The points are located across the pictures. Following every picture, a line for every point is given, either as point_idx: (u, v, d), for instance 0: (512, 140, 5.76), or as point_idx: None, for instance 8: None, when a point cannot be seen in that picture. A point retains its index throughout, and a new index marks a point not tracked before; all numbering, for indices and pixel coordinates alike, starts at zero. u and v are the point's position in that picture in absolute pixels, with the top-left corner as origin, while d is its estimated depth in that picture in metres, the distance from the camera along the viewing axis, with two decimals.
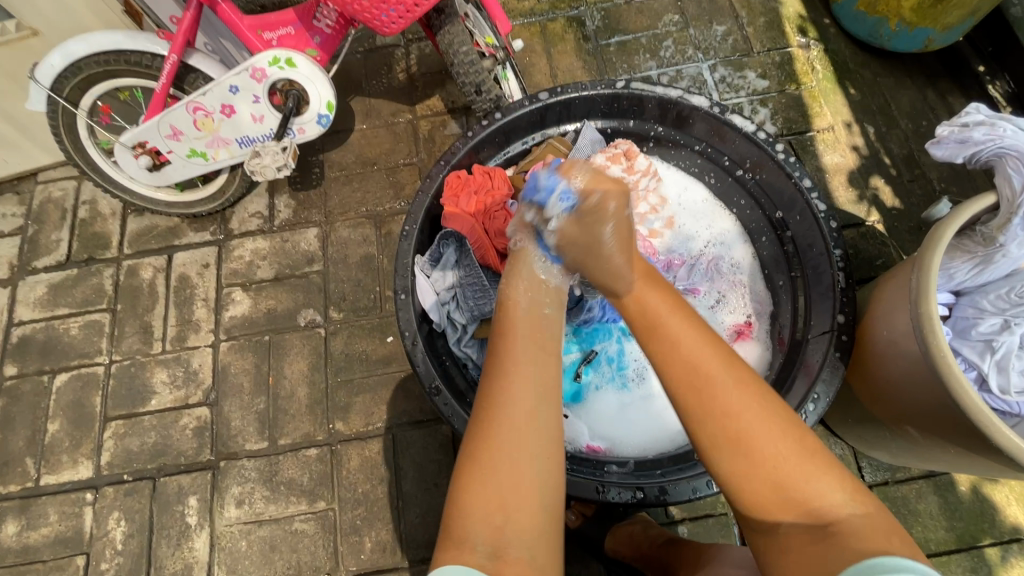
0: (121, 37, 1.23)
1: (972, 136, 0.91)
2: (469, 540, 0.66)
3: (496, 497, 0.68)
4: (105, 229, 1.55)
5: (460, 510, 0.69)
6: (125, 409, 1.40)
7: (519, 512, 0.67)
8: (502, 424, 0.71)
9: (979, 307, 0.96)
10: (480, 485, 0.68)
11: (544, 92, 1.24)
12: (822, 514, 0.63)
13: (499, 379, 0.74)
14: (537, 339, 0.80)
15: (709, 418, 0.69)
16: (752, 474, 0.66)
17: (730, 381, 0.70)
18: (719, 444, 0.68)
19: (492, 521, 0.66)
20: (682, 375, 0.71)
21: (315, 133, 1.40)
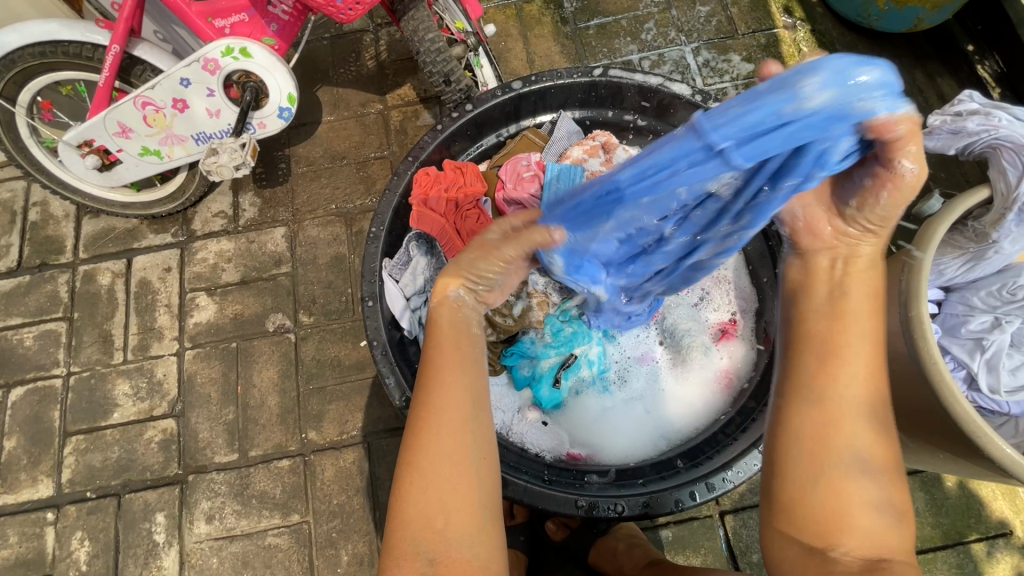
0: (56, 26, 1.14)
1: (967, 127, 0.86)
2: (412, 548, 0.61)
3: (432, 499, 0.62)
4: (58, 232, 1.46)
5: (396, 517, 0.63)
6: (86, 423, 1.33)
7: (460, 513, 0.62)
8: (432, 432, 0.64)
9: (969, 304, 0.93)
10: (416, 490, 0.63)
11: (517, 82, 1.17)
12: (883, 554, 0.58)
13: (431, 378, 0.68)
14: (463, 346, 0.71)
15: (836, 437, 0.62)
16: (841, 505, 0.59)
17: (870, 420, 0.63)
18: (835, 466, 0.61)
19: (430, 525, 0.61)
20: (833, 394, 0.64)
21: (277, 127, 1.32)
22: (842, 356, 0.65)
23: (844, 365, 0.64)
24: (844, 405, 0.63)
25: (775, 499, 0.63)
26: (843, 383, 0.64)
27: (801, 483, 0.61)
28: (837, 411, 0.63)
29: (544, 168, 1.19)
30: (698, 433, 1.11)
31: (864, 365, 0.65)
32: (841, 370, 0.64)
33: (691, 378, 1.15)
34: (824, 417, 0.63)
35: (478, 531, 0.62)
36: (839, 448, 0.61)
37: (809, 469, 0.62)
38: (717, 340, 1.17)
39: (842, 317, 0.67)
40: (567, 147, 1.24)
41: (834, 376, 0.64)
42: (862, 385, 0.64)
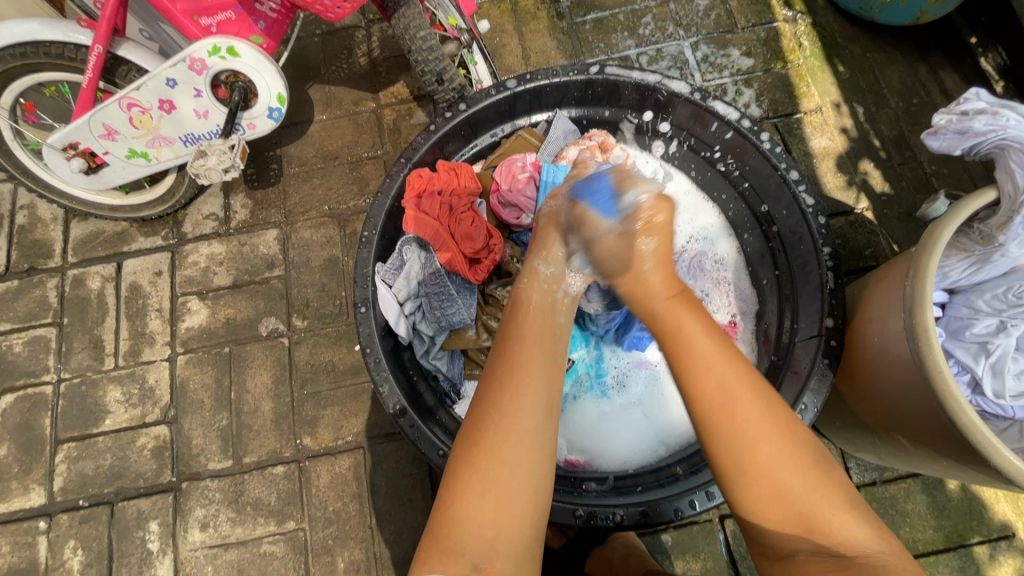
0: (37, 26, 1.11)
1: (973, 126, 0.84)
2: (455, 547, 0.60)
3: (487, 504, 0.61)
4: (46, 236, 1.44)
5: (445, 514, 0.62)
6: (78, 431, 1.31)
7: (511, 526, 0.61)
8: (502, 433, 0.64)
9: (974, 307, 0.90)
10: (471, 490, 0.62)
11: (512, 80, 1.14)
12: (840, 543, 0.61)
13: (506, 373, 0.68)
14: (548, 348, 0.73)
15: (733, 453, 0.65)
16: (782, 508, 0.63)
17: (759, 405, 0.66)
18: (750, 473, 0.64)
19: (479, 532, 0.60)
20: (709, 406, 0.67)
21: (267, 127, 1.29)
22: (698, 374, 0.68)
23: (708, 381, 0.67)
24: (719, 419, 0.66)
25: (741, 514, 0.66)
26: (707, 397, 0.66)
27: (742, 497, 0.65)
28: (730, 421, 0.65)
29: (540, 169, 1.16)
30: (697, 438, 1.09)
31: (712, 358, 0.69)
32: (703, 382, 0.67)
33: None
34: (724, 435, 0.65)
35: (525, 552, 0.60)
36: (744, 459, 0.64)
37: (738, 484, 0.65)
38: None
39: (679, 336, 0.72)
40: (563, 148, 1.22)
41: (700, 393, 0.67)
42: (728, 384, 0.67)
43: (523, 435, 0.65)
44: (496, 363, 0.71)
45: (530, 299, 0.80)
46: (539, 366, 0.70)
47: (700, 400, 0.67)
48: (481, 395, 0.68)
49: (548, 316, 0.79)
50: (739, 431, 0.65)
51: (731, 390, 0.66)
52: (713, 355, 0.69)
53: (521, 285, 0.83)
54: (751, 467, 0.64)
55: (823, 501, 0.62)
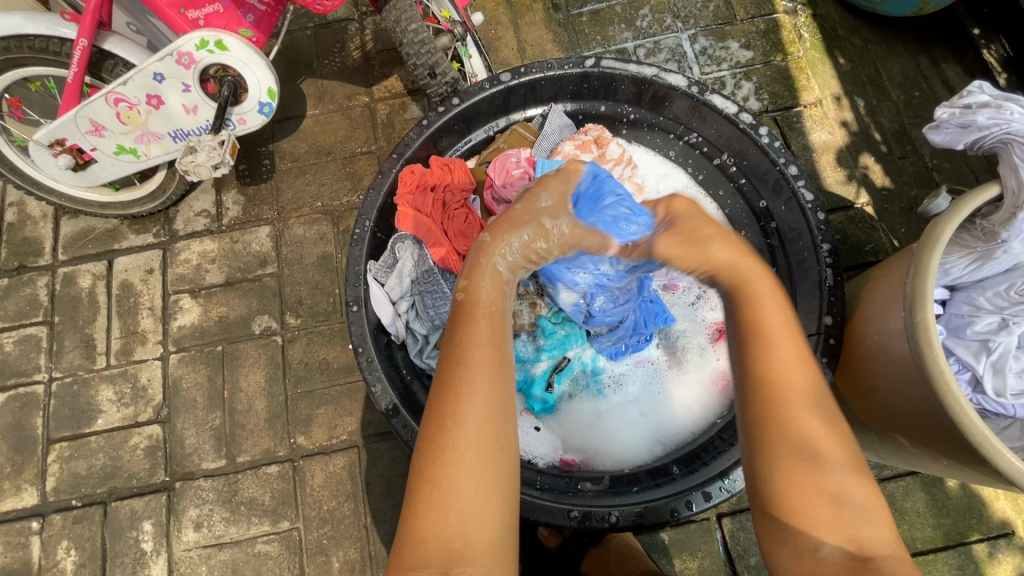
0: (20, 20, 1.10)
1: (977, 120, 0.83)
2: (423, 561, 0.58)
3: (452, 515, 0.60)
4: (36, 233, 1.42)
5: (412, 527, 0.60)
6: (70, 430, 1.30)
7: (478, 533, 0.59)
8: (458, 443, 0.62)
9: (975, 304, 0.89)
10: (438, 502, 0.60)
11: (506, 74, 1.12)
12: (860, 543, 0.58)
13: (458, 377, 0.65)
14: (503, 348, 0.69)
15: (773, 433, 0.64)
16: (805, 490, 0.61)
17: (812, 394, 0.66)
18: (784, 456, 0.63)
19: (447, 543, 0.59)
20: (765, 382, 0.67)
21: (258, 123, 1.27)
22: (765, 351, 0.68)
23: (774, 357, 0.68)
24: (773, 386, 0.67)
25: (760, 501, 0.65)
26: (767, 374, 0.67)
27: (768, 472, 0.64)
28: (781, 403, 0.65)
29: (535, 164, 1.14)
30: (695, 437, 1.08)
31: (783, 339, 0.69)
32: (770, 357, 0.68)
33: (688, 381, 1.13)
34: (770, 414, 0.65)
35: (496, 556, 0.59)
36: (783, 441, 0.64)
37: (771, 456, 0.64)
38: (713, 341, 1.14)
39: (759, 305, 0.73)
40: (558, 143, 1.19)
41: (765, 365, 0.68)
42: (791, 367, 0.67)
43: (481, 442, 0.62)
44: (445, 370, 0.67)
45: (481, 298, 0.73)
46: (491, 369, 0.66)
47: (764, 367, 0.68)
48: (436, 403, 0.65)
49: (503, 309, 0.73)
50: (786, 401, 0.65)
51: (788, 362, 0.67)
52: (785, 337, 0.69)
53: (468, 279, 0.76)
54: (791, 450, 0.63)
55: (852, 498, 0.61)
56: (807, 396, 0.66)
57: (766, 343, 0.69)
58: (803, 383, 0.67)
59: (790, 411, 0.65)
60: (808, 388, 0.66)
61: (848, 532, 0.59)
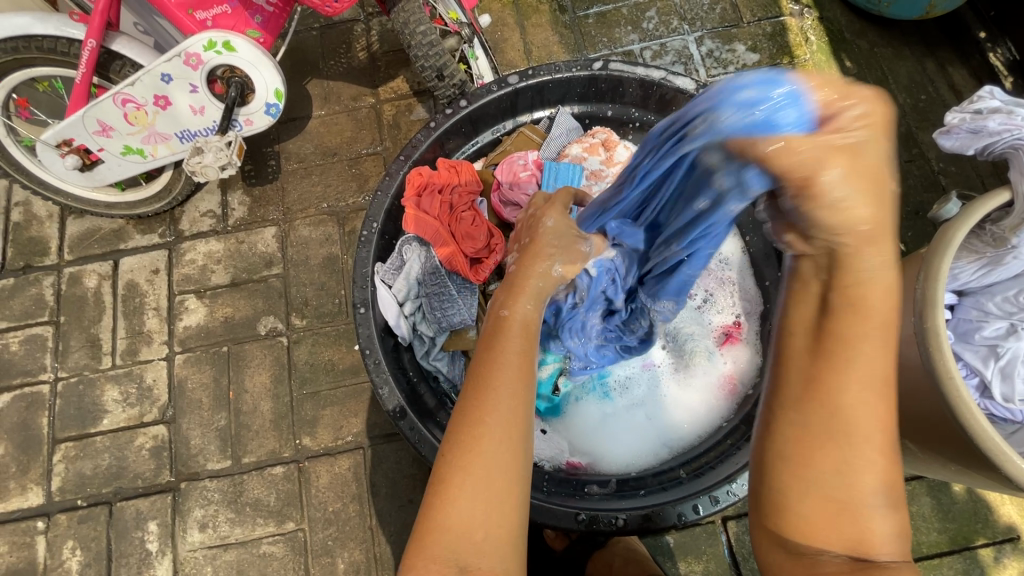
0: (29, 20, 1.10)
1: (988, 126, 0.83)
2: (441, 551, 0.56)
3: (476, 509, 0.57)
4: (42, 233, 1.42)
5: (430, 515, 0.58)
6: (75, 430, 1.30)
7: (500, 529, 0.57)
8: (487, 434, 0.59)
9: (983, 309, 0.89)
10: (464, 494, 0.57)
11: (514, 76, 1.12)
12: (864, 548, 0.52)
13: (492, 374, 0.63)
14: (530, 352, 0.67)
15: (823, 408, 0.51)
16: (832, 476, 0.52)
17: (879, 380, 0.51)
18: (815, 458, 0.52)
19: (468, 535, 0.56)
20: (828, 397, 0.51)
21: (265, 124, 1.27)
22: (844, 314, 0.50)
23: (844, 325, 0.50)
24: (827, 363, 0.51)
25: (762, 506, 0.56)
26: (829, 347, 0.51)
27: (788, 451, 0.53)
28: (833, 400, 0.51)
29: (542, 167, 1.14)
30: (702, 441, 1.09)
31: (871, 321, 0.50)
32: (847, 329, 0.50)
33: (694, 384, 1.13)
34: (817, 438, 0.52)
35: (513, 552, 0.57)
36: (816, 448, 0.52)
37: (797, 433, 0.53)
38: (720, 344, 1.14)
39: (862, 313, 0.50)
40: (565, 145, 1.20)
41: (829, 377, 0.51)
42: (872, 387, 0.51)
43: (509, 436, 0.60)
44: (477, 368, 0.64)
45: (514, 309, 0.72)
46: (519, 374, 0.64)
47: (821, 336, 0.52)
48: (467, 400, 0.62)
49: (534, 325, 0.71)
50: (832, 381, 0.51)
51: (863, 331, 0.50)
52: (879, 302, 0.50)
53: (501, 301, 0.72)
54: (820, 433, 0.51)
55: (878, 519, 0.52)
56: (866, 401, 0.51)
57: (846, 324, 0.50)
58: (876, 401, 0.51)
59: (855, 436, 0.51)
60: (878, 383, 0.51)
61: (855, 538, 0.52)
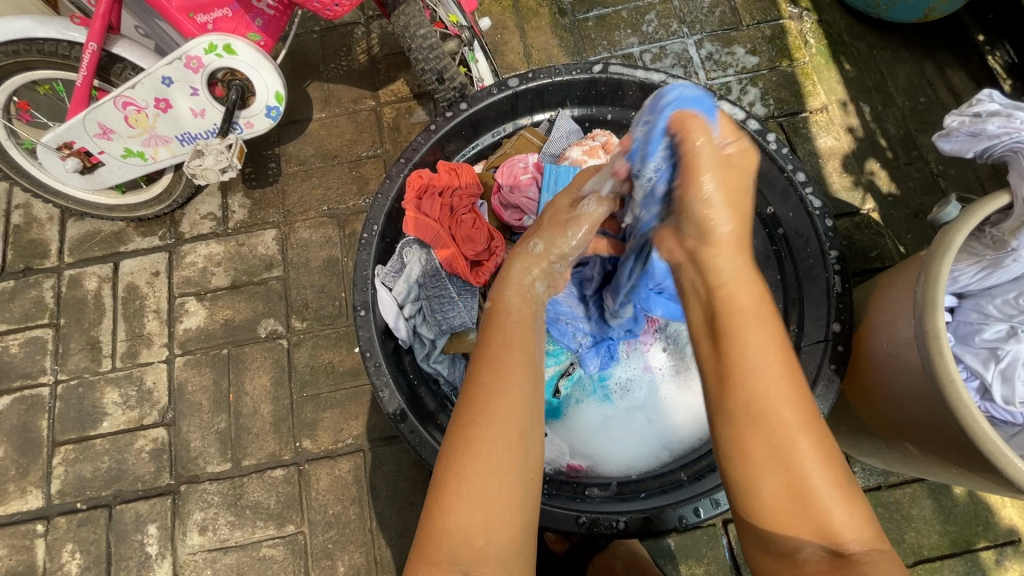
0: (30, 23, 1.10)
1: (986, 129, 0.84)
2: (444, 558, 0.56)
3: (476, 514, 0.57)
4: (42, 236, 1.42)
5: (431, 523, 0.58)
6: (75, 433, 1.30)
7: (503, 535, 0.57)
8: (489, 441, 0.59)
9: (983, 312, 0.88)
10: (462, 497, 0.57)
11: (514, 79, 1.12)
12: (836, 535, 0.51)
13: (489, 380, 0.62)
14: (528, 356, 0.65)
15: (751, 412, 0.54)
16: (778, 468, 0.52)
17: (783, 372, 0.55)
18: (755, 455, 0.53)
19: (469, 540, 0.56)
20: (741, 388, 0.55)
21: (265, 127, 1.27)
22: (731, 326, 0.57)
23: (733, 333, 0.57)
24: (733, 371, 0.56)
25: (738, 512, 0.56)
26: (730, 355, 0.56)
27: (732, 456, 0.54)
28: (753, 399, 0.54)
29: (542, 170, 1.14)
30: (702, 443, 1.09)
31: (756, 329, 0.57)
32: (736, 332, 0.57)
33: (693, 387, 1.13)
34: (749, 427, 0.54)
35: (516, 558, 0.57)
36: (753, 447, 0.53)
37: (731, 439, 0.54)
38: None
39: (733, 311, 0.59)
40: (566, 148, 1.20)
41: (739, 378, 0.55)
42: (783, 379, 0.55)
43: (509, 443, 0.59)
44: (478, 372, 0.63)
45: (511, 305, 0.71)
46: (519, 376, 0.63)
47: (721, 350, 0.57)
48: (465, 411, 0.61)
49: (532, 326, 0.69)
50: (746, 386, 0.55)
51: (744, 339, 0.56)
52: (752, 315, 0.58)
53: (495, 300, 0.73)
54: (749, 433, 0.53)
55: (839, 507, 0.51)
56: (785, 393, 0.54)
57: (739, 330, 0.57)
58: (783, 382, 0.54)
59: (786, 425, 0.53)
60: (787, 379, 0.55)
61: (823, 526, 0.51)
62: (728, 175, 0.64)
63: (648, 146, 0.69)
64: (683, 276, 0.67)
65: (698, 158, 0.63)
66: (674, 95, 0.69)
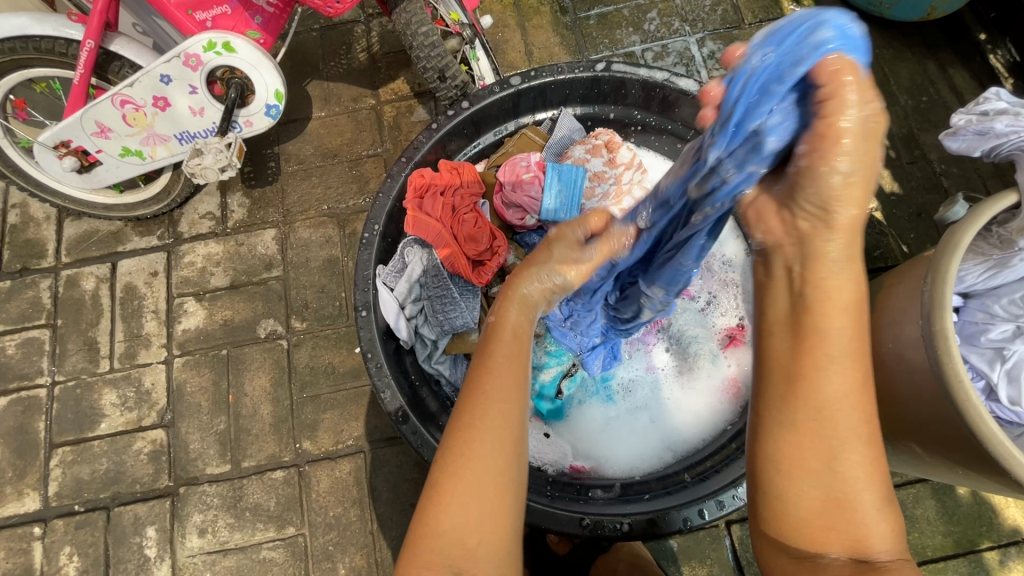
0: (27, 20, 1.09)
1: (994, 128, 0.83)
2: (434, 559, 0.56)
3: (468, 513, 0.57)
4: (39, 235, 1.41)
5: (423, 523, 0.58)
6: (73, 435, 1.28)
7: (493, 537, 0.56)
8: (480, 439, 0.58)
9: (989, 312, 0.88)
10: (454, 500, 0.57)
11: (516, 77, 1.11)
12: (867, 545, 0.51)
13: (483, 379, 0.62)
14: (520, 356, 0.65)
15: (811, 416, 0.51)
16: (820, 473, 0.51)
17: (853, 381, 0.52)
18: (801, 458, 0.52)
19: (461, 541, 0.56)
20: (812, 390, 0.52)
21: (265, 125, 1.26)
22: (810, 324, 0.52)
23: (816, 332, 0.52)
24: (802, 371, 0.52)
25: (761, 516, 0.55)
26: (802, 354, 0.52)
27: (778, 457, 0.53)
28: (817, 403, 0.51)
29: (545, 169, 1.13)
30: (706, 444, 1.08)
31: (837, 331, 0.52)
32: (813, 332, 0.52)
33: (697, 388, 1.12)
34: (802, 433, 0.52)
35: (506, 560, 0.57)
36: (803, 451, 0.52)
37: (782, 440, 0.52)
38: (725, 346, 1.14)
39: (824, 311, 0.52)
40: (568, 147, 1.20)
41: (807, 379, 0.52)
42: (851, 388, 0.52)
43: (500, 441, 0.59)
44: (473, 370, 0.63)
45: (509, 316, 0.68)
46: (513, 374, 0.63)
47: (793, 347, 0.53)
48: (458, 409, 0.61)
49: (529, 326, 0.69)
50: (813, 388, 0.52)
51: (826, 339, 0.52)
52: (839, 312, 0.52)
53: (500, 300, 0.70)
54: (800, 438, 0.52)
55: (874, 517, 0.51)
56: (849, 401, 0.51)
57: (819, 328, 0.52)
58: (854, 389, 0.52)
59: (838, 433, 0.51)
60: (856, 386, 0.52)
61: (853, 536, 0.51)
62: (867, 149, 0.52)
63: (771, 98, 0.55)
64: (775, 258, 0.57)
65: (835, 123, 0.52)
66: (835, 30, 0.52)
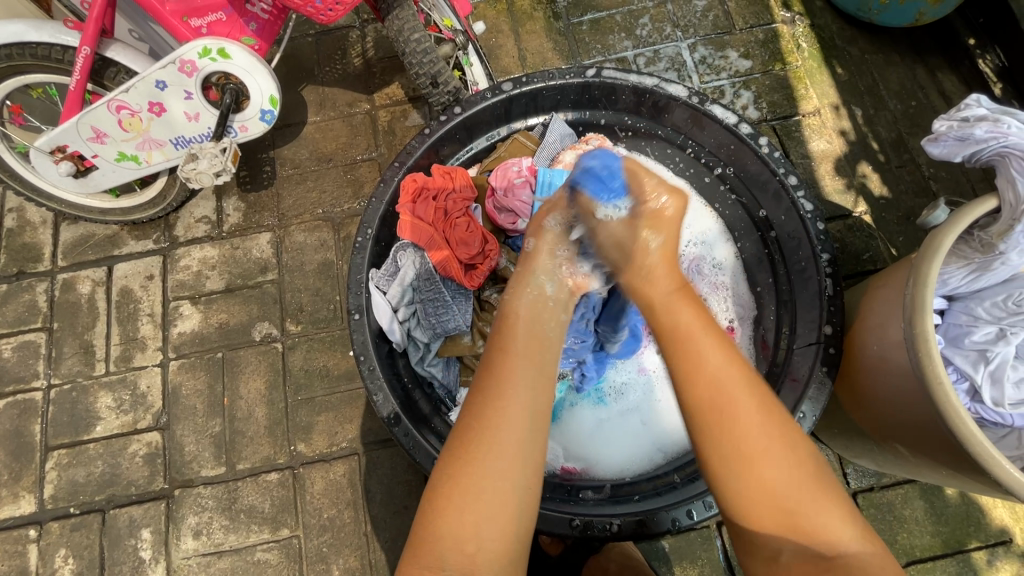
0: (24, 27, 1.10)
1: (974, 134, 0.85)
2: (435, 561, 0.59)
3: (469, 517, 0.59)
4: (36, 239, 1.41)
5: (425, 527, 0.60)
6: (68, 437, 1.29)
7: (495, 544, 0.58)
8: (486, 446, 0.60)
9: (973, 314, 0.89)
10: (455, 507, 0.59)
11: (508, 83, 1.13)
12: (824, 543, 0.59)
13: (491, 385, 0.64)
14: (535, 359, 0.67)
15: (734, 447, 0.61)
16: (761, 494, 0.60)
17: (754, 403, 0.63)
18: (739, 481, 0.61)
19: (461, 547, 0.58)
20: (724, 424, 0.62)
21: (260, 130, 1.28)
22: (693, 367, 0.64)
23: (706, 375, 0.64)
24: (706, 408, 0.63)
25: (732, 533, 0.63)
26: (699, 392, 0.64)
27: (726, 486, 0.62)
28: (732, 429, 0.62)
29: (536, 174, 1.14)
30: None
31: (718, 365, 0.64)
32: (694, 371, 0.64)
33: None
34: (736, 465, 0.61)
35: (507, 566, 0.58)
36: (742, 476, 0.61)
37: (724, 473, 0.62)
38: None
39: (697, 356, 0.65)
40: (560, 151, 1.21)
41: (720, 416, 0.62)
42: (758, 412, 0.63)
43: (511, 449, 0.61)
44: (480, 378, 0.66)
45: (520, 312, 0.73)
46: (523, 378, 0.65)
47: (693, 390, 0.64)
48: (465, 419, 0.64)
49: (539, 325, 0.72)
50: (726, 419, 0.62)
51: (716, 377, 0.64)
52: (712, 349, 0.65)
53: (508, 294, 0.76)
54: (732, 465, 0.61)
55: (824, 521, 0.60)
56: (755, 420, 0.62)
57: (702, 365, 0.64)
58: (757, 412, 0.62)
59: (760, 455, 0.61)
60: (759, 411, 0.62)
61: (806, 534, 0.60)
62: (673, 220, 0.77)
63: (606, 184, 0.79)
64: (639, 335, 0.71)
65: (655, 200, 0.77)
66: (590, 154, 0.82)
